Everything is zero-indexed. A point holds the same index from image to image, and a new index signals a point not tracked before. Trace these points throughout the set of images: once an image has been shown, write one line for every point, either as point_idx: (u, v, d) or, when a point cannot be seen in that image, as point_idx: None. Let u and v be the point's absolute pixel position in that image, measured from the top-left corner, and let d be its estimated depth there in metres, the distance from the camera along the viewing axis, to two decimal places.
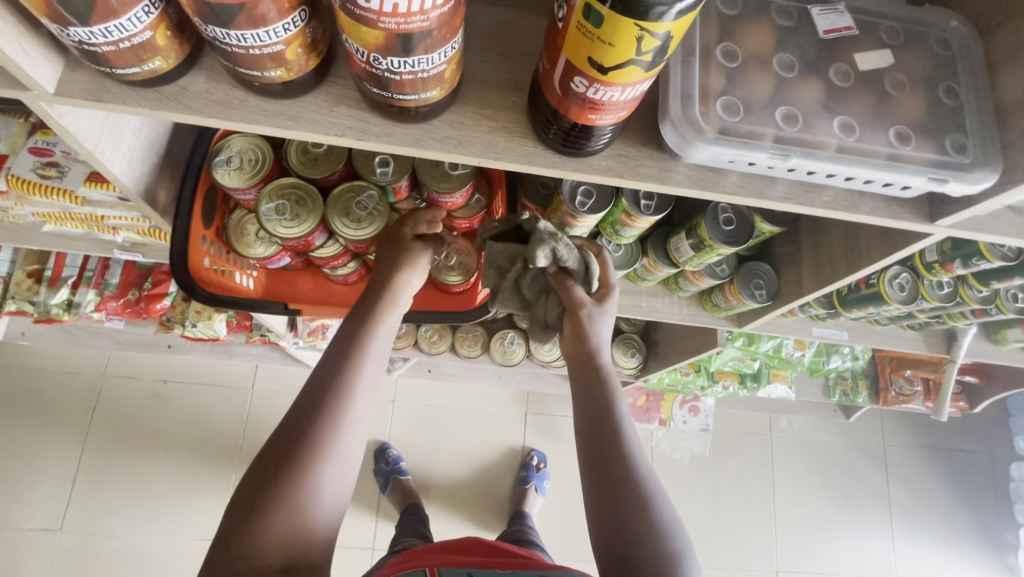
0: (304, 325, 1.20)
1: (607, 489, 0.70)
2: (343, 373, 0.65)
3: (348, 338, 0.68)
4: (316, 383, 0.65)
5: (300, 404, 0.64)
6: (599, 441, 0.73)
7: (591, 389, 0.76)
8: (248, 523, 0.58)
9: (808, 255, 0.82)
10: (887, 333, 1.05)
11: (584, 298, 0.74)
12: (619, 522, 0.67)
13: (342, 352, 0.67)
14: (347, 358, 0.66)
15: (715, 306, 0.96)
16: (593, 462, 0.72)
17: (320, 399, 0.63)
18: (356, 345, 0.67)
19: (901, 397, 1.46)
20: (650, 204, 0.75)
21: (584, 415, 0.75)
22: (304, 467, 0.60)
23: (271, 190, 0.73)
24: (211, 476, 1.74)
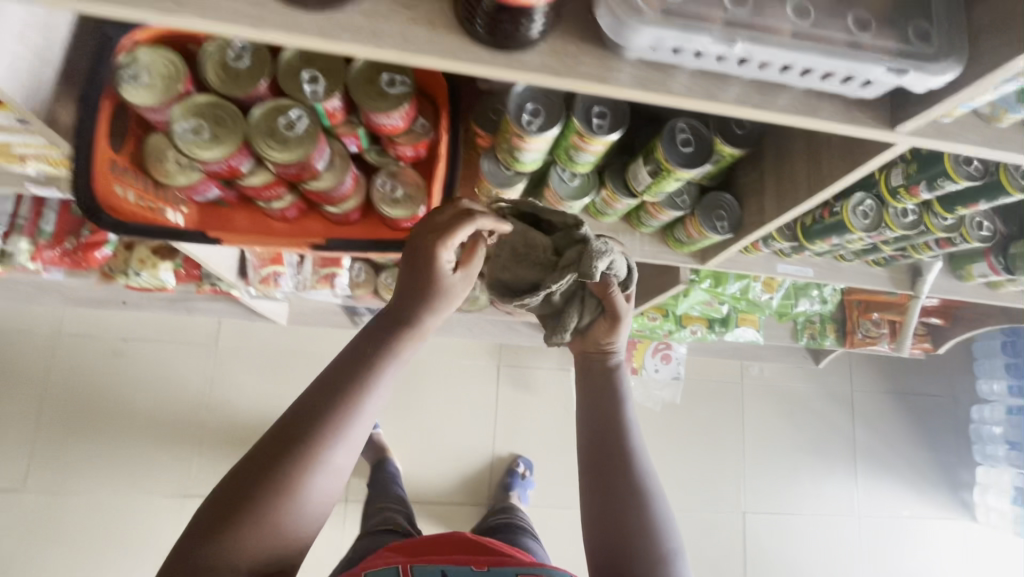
0: (255, 271, 1.14)
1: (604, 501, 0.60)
2: (345, 388, 0.53)
3: (358, 350, 0.55)
4: (310, 397, 0.53)
5: (289, 417, 0.52)
6: (604, 446, 0.62)
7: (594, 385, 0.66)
8: (203, 551, 0.47)
9: (771, 182, 0.79)
10: (853, 269, 1.03)
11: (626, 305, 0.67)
12: (629, 530, 0.58)
13: (349, 366, 0.54)
14: (355, 372, 0.54)
15: (678, 242, 0.93)
16: (595, 468, 0.62)
17: (310, 415, 0.51)
18: (367, 359, 0.55)
19: (867, 339, 1.47)
20: (603, 123, 0.70)
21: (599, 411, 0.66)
22: (281, 492, 0.49)
23: (187, 109, 0.65)
24: (177, 433, 1.71)
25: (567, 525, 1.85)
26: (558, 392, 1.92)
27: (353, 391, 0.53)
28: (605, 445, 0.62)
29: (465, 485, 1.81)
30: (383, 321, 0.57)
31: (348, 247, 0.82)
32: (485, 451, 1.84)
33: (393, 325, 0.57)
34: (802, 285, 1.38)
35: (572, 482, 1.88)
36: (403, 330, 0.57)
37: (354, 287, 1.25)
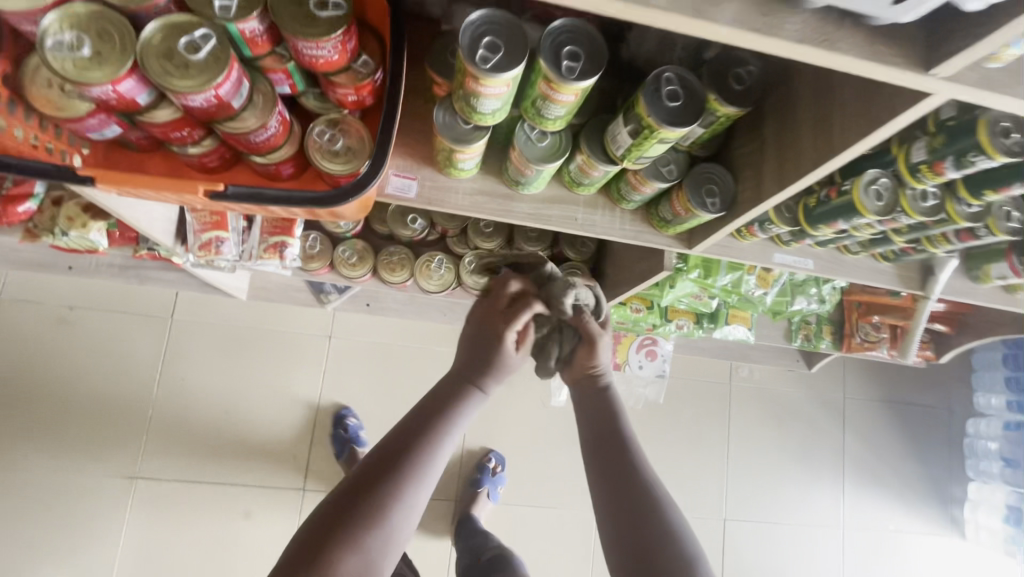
0: (194, 236, 1.01)
1: (620, 518, 0.63)
2: (417, 434, 0.60)
3: (433, 400, 0.64)
4: (388, 445, 0.59)
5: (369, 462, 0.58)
6: (616, 466, 0.66)
7: (601, 416, 0.71)
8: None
9: (771, 152, 0.67)
10: (858, 264, 0.92)
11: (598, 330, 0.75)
12: (638, 533, 0.61)
13: (425, 416, 0.62)
14: (431, 420, 0.61)
15: (663, 222, 0.81)
16: (610, 487, 0.65)
17: (388, 461, 0.57)
18: (443, 408, 0.63)
19: (866, 344, 1.37)
20: (575, 66, 0.59)
21: (592, 428, 0.71)
22: (356, 538, 0.54)
23: (65, 19, 0.53)
24: (125, 411, 1.60)
25: (539, 525, 1.75)
26: (536, 385, 1.82)
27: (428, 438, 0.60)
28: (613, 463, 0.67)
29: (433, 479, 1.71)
30: (455, 377, 0.67)
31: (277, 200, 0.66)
32: (455, 443, 1.74)
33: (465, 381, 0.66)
34: (800, 282, 1.27)
35: (546, 479, 1.78)
36: (472, 385, 0.66)
37: (307, 259, 1.14)
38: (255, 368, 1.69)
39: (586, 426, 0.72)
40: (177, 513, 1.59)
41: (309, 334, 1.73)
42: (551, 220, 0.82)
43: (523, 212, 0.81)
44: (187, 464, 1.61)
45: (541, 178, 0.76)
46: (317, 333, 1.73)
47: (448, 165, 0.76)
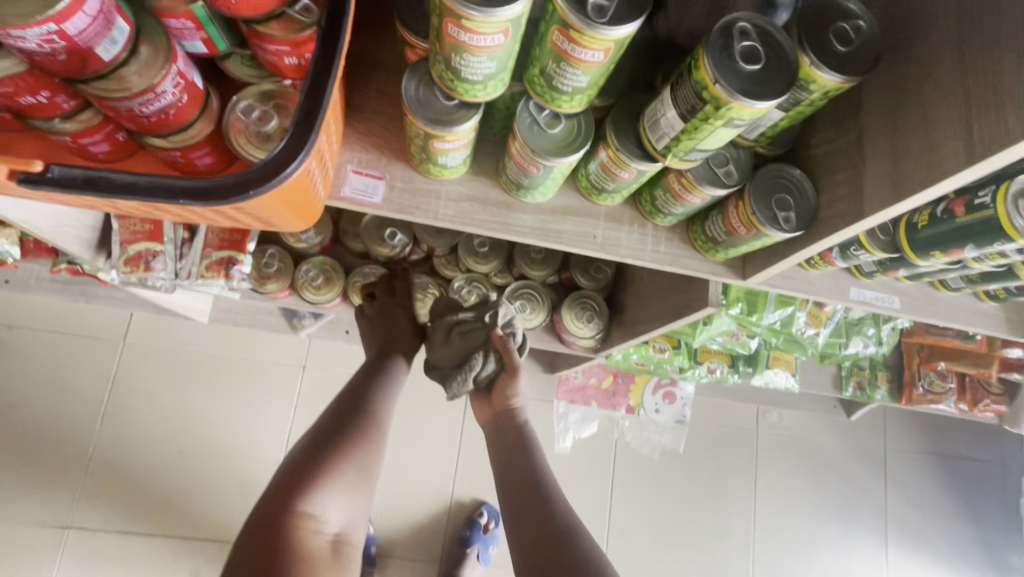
0: (116, 247, 0.82)
1: (522, 521, 0.67)
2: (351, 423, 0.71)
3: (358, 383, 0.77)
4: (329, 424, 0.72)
5: (311, 441, 0.70)
6: (521, 463, 0.74)
7: (505, 427, 0.77)
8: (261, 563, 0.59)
9: (879, 147, 0.47)
10: (956, 304, 0.72)
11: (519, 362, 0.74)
12: (537, 536, 0.65)
13: (350, 400, 0.75)
14: (359, 402, 0.74)
15: (711, 243, 0.61)
16: (513, 499, 0.70)
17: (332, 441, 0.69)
18: (370, 389, 0.76)
19: (929, 396, 1.15)
20: (607, 7, 0.39)
21: (501, 451, 0.76)
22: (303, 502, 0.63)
23: None
24: (61, 448, 1.39)
25: None
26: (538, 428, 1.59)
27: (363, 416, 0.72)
28: (518, 467, 0.73)
29: (415, 535, 1.48)
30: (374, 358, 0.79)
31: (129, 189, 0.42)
32: (443, 493, 1.51)
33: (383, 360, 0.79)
34: (855, 321, 1.06)
35: None
36: (387, 361, 0.79)
37: (259, 279, 0.94)
38: (218, 400, 1.48)
39: (494, 438, 0.78)
40: (114, 570, 1.36)
41: (281, 363, 1.52)
42: (562, 237, 0.62)
43: (526, 224, 0.61)
44: (131, 511, 1.39)
45: (550, 179, 0.56)
46: (290, 363, 1.52)
47: (425, 161, 0.56)
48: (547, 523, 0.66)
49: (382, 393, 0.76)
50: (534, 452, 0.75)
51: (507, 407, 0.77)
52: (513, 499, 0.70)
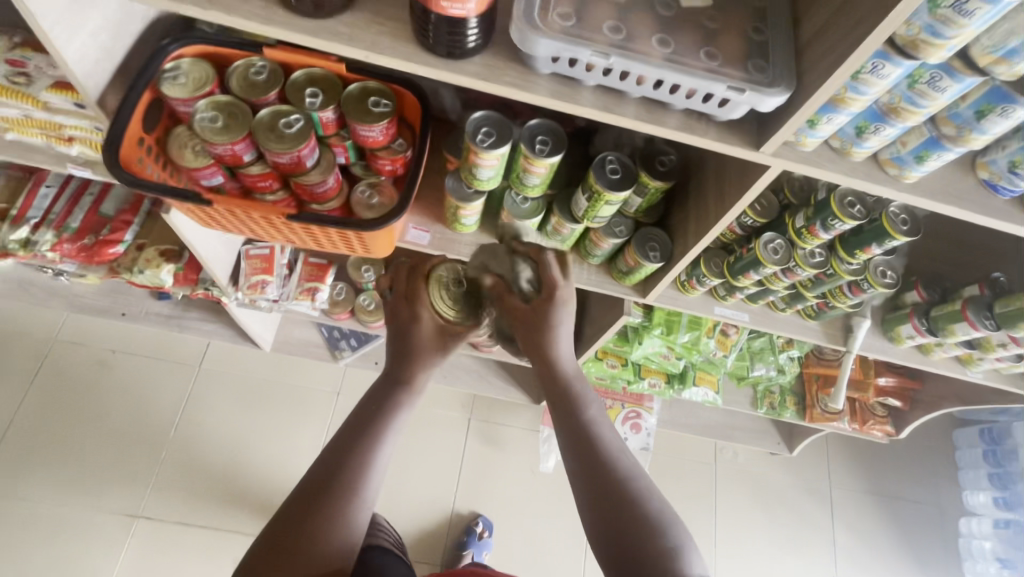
0: (244, 277, 1.25)
1: (586, 472, 0.75)
2: (365, 431, 0.77)
3: (369, 406, 0.80)
4: (333, 453, 0.75)
5: (316, 468, 0.74)
6: (576, 427, 0.78)
7: (561, 399, 0.80)
8: (283, 550, 0.67)
9: (692, 216, 0.90)
10: (788, 320, 1.11)
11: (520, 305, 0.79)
12: (600, 488, 0.73)
13: (367, 411, 0.79)
14: (371, 414, 0.79)
15: (621, 273, 1.03)
16: (575, 453, 0.76)
17: (348, 446, 0.75)
18: (379, 417, 0.78)
19: (827, 414, 1.49)
20: (545, 147, 0.84)
21: (559, 413, 0.80)
22: (326, 510, 0.70)
23: (209, 103, 0.82)
24: (140, 452, 1.71)
25: None
26: (525, 452, 1.90)
27: (366, 445, 0.75)
28: (573, 425, 0.78)
29: (421, 540, 1.75)
30: (385, 382, 0.82)
31: (317, 222, 0.88)
32: (446, 503, 1.80)
33: (393, 386, 0.81)
34: (758, 349, 1.44)
35: (532, 548, 1.80)
36: (395, 388, 0.81)
37: (332, 305, 1.36)
38: (267, 416, 1.82)
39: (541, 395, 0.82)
40: (171, 557, 1.63)
41: (320, 388, 1.88)
42: None
43: None
44: (189, 506, 1.68)
45: (525, 232, 0.99)
46: (328, 388, 1.88)
47: (454, 222, 1.00)
48: (621, 492, 0.72)
49: (390, 421, 0.79)
50: (591, 409, 0.79)
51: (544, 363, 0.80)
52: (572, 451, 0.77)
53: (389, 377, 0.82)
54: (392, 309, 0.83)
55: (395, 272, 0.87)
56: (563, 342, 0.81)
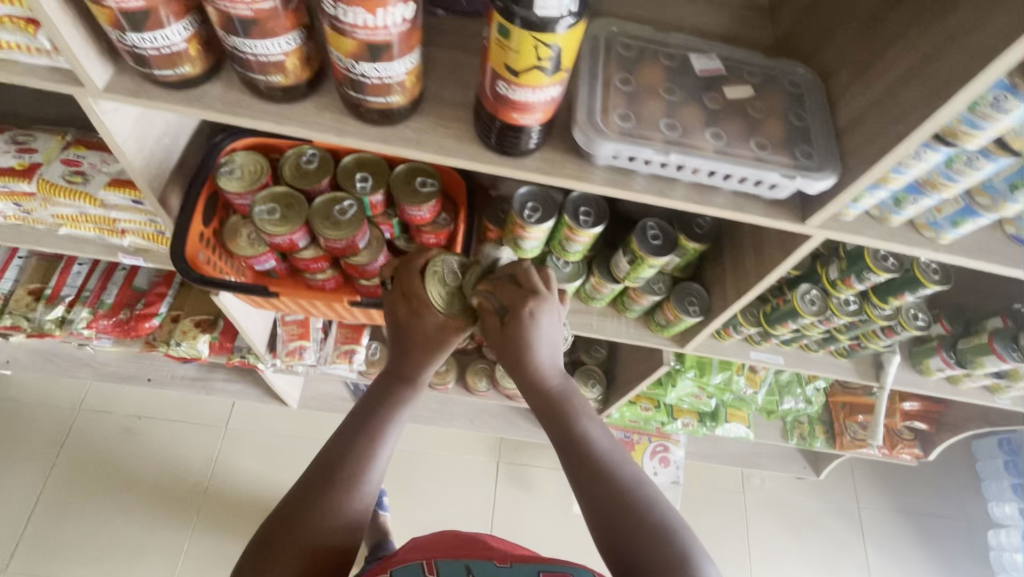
0: (282, 344, 1.27)
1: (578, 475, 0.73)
2: (364, 425, 0.80)
3: (369, 402, 0.83)
4: (332, 445, 0.79)
5: (319, 459, 0.78)
6: (573, 438, 0.75)
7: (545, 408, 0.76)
8: (287, 529, 0.71)
9: (729, 272, 0.94)
10: (820, 360, 1.15)
11: (533, 282, 0.74)
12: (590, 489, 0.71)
13: (368, 408, 0.82)
14: (371, 411, 0.82)
15: (659, 325, 1.06)
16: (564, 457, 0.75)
17: (350, 438, 0.79)
18: (378, 410, 0.82)
19: (856, 442, 1.51)
20: (589, 218, 0.87)
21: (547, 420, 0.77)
22: (329, 494, 0.74)
23: (265, 195, 0.85)
24: (171, 518, 1.68)
25: None
26: (556, 492, 1.90)
27: (372, 433, 0.80)
28: (569, 437, 0.75)
29: None
30: (386, 379, 0.84)
31: None
32: None
33: (399, 381, 0.84)
34: (786, 383, 1.47)
35: None
36: (397, 385, 0.84)
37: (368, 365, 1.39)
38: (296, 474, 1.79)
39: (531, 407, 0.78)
40: None
41: None
42: (572, 324, 1.08)
43: None
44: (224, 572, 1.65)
45: (566, 293, 1.02)
46: None
47: None
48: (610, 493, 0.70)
49: (393, 415, 0.82)
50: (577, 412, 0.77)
51: (516, 350, 0.75)
52: (569, 463, 0.74)
53: (391, 373, 0.85)
54: (392, 302, 0.84)
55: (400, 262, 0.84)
56: (546, 352, 0.76)
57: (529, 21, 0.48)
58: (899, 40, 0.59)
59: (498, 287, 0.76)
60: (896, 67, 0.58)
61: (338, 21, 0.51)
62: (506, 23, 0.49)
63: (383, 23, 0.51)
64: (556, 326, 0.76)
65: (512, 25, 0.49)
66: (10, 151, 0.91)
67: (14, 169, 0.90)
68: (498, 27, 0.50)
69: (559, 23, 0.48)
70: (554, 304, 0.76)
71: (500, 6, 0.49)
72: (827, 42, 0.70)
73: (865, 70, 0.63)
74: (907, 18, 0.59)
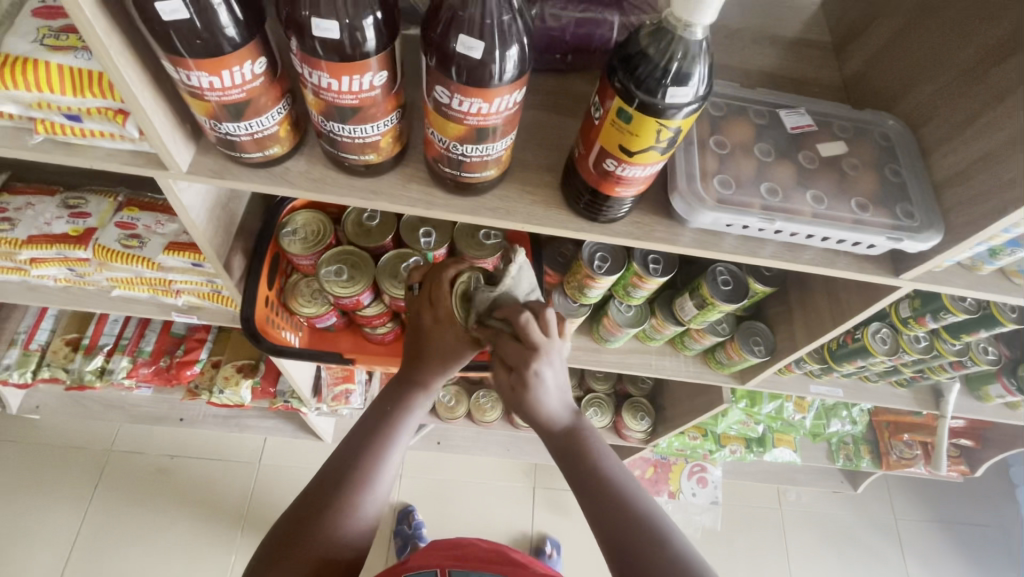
0: (328, 388, 1.25)
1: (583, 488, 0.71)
2: (375, 431, 0.79)
3: (381, 409, 0.81)
4: (344, 452, 0.78)
5: (328, 467, 0.77)
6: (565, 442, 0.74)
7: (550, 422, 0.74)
8: (295, 533, 0.71)
9: (798, 314, 0.92)
10: (878, 390, 1.13)
11: (533, 342, 0.68)
12: (594, 502, 0.69)
13: (378, 414, 0.81)
14: (382, 418, 0.80)
15: (719, 363, 1.05)
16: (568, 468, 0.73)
17: (359, 444, 0.78)
18: (393, 418, 0.80)
19: (903, 461, 1.50)
20: (658, 266, 0.86)
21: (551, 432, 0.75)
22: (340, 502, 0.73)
23: (331, 256, 0.83)
24: (206, 561, 1.62)
25: None
26: None
27: (384, 440, 0.78)
28: (579, 464, 0.72)
29: None
30: (400, 387, 0.82)
31: None
32: None
33: (410, 388, 0.81)
34: (832, 406, 1.46)
35: None
36: (410, 392, 0.81)
37: None
38: None
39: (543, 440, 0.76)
40: None
41: None
42: (631, 365, 1.06)
43: (609, 360, 1.06)
44: None
45: (626, 336, 1.01)
46: None
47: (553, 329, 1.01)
48: (614, 505, 0.69)
49: (408, 420, 0.81)
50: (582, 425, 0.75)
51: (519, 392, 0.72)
52: (578, 485, 0.72)
53: (404, 381, 0.82)
54: (417, 310, 0.80)
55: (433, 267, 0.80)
56: (556, 400, 0.73)
57: (651, 107, 0.46)
58: (1005, 99, 0.57)
59: (498, 339, 0.71)
60: (1003, 128, 0.56)
61: (447, 108, 0.49)
62: (625, 107, 0.48)
63: (494, 110, 0.49)
64: (555, 368, 0.71)
65: (632, 109, 0.47)
66: (63, 216, 0.89)
67: (68, 234, 0.87)
68: (616, 108, 0.48)
69: (681, 110, 0.46)
70: (556, 348, 0.71)
71: (620, 89, 0.47)
72: (913, 91, 0.68)
73: (963, 125, 0.62)
74: (1012, 76, 0.56)
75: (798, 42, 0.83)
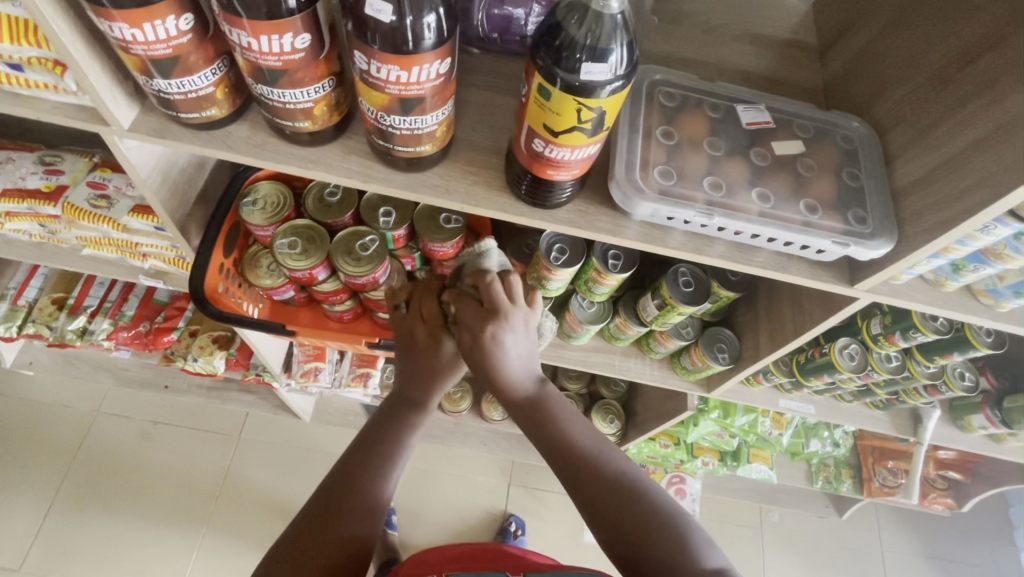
0: (298, 364, 1.26)
1: (586, 486, 0.67)
2: (371, 448, 0.77)
3: (375, 424, 0.80)
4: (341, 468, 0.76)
5: (325, 486, 0.74)
6: (562, 446, 0.70)
7: (547, 426, 0.71)
8: (295, 555, 0.68)
9: (764, 322, 0.89)
10: (853, 410, 1.09)
11: (495, 295, 0.68)
12: (599, 498, 0.66)
13: (374, 432, 0.79)
14: (377, 435, 0.78)
15: (684, 369, 1.02)
16: (570, 471, 0.69)
17: (355, 462, 0.76)
18: (386, 433, 0.78)
19: (886, 489, 1.44)
20: (618, 262, 0.84)
21: (545, 443, 0.71)
22: (338, 519, 0.70)
23: (287, 228, 0.84)
24: (179, 527, 1.64)
25: None
26: (569, 519, 1.83)
27: (379, 457, 0.76)
28: (562, 448, 0.70)
29: None
30: (395, 404, 0.80)
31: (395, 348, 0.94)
32: None
33: (403, 405, 0.80)
34: (812, 425, 1.43)
35: None
36: (403, 406, 0.80)
37: (383, 388, 1.38)
38: (304, 486, 1.73)
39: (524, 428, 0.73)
40: None
41: None
42: (594, 364, 1.04)
43: (573, 357, 1.04)
44: None
45: (589, 333, 0.99)
46: None
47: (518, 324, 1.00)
48: (620, 501, 0.66)
49: (403, 437, 0.79)
50: (578, 427, 0.71)
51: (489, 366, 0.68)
52: (578, 484, 0.68)
53: (398, 397, 0.81)
54: (408, 327, 0.80)
55: (417, 286, 0.84)
56: (518, 364, 0.69)
57: (569, 84, 0.45)
58: (969, 104, 0.54)
59: (461, 300, 0.71)
60: (967, 132, 0.53)
61: (368, 76, 0.48)
62: (547, 85, 0.46)
63: (415, 79, 0.48)
64: (523, 338, 0.70)
65: (552, 86, 0.46)
66: (38, 172, 0.91)
67: (40, 190, 0.89)
68: (538, 86, 0.47)
69: (600, 88, 0.45)
70: (518, 318, 0.69)
71: (541, 65, 0.46)
72: (883, 93, 0.65)
73: (927, 130, 0.58)
74: (978, 80, 0.53)
75: (780, 38, 0.79)
